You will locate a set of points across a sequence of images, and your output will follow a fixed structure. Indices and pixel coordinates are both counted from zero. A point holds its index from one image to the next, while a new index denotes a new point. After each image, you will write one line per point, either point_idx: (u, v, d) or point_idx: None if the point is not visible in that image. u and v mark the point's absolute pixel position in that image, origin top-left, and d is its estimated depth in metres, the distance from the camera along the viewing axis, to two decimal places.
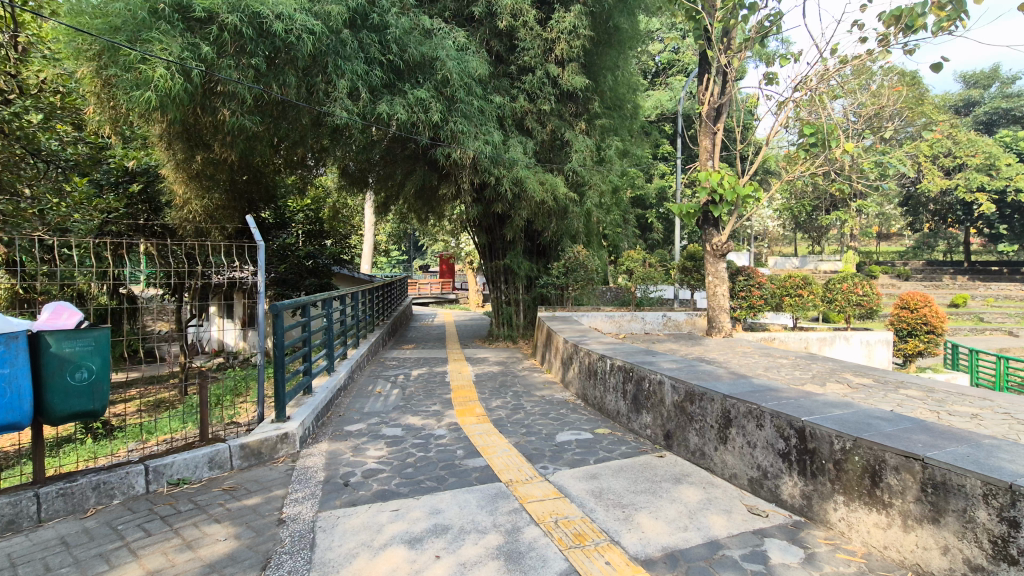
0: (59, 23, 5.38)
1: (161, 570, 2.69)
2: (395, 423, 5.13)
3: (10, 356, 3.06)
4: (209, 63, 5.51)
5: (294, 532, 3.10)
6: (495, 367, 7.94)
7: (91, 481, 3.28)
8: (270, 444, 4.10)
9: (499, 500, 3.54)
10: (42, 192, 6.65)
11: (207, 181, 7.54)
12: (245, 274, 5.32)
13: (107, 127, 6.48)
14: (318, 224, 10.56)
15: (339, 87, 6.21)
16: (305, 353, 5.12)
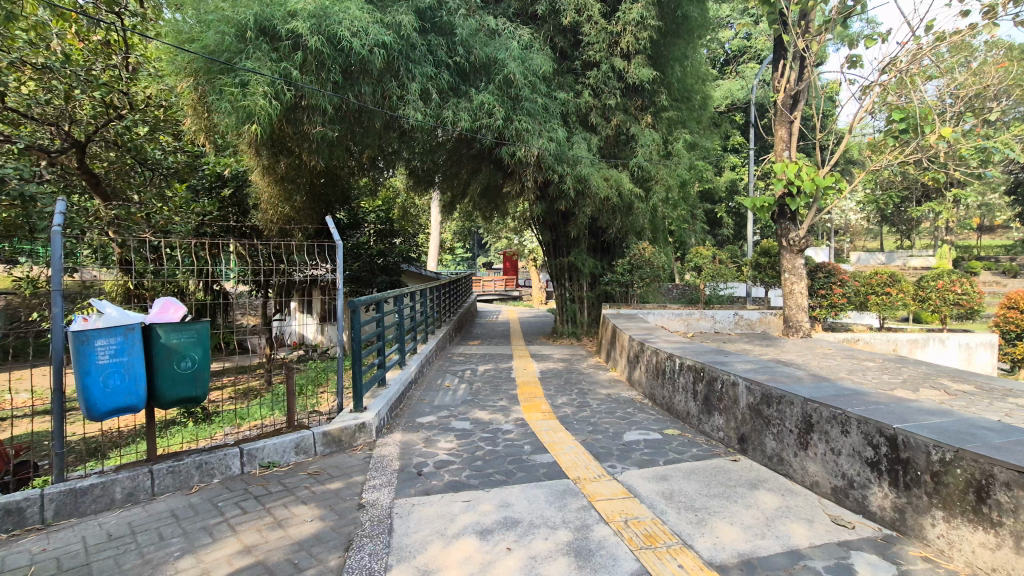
0: (167, 45, 5.83)
1: (257, 545, 2.91)
2: (464, 417, 5.26)
3: (128, 346, 3.42)
4: (292, 80, 5.80)
5: (373, 517, 3.26)
6: (560, 364, 7.94)
7: (195, 461, 3.60)
8: (349, 432, 4.33)
9: (567, 496, 3.55)
10: (147, 198, 7.47)
11: (290, 185, 7.99)
12: (325, 271, 5.62)
13: (204, 136, 6.96)
14: (388, 223, 10.99)
15: (411, 91, 6.45)
16: (380, 347, 5.35)
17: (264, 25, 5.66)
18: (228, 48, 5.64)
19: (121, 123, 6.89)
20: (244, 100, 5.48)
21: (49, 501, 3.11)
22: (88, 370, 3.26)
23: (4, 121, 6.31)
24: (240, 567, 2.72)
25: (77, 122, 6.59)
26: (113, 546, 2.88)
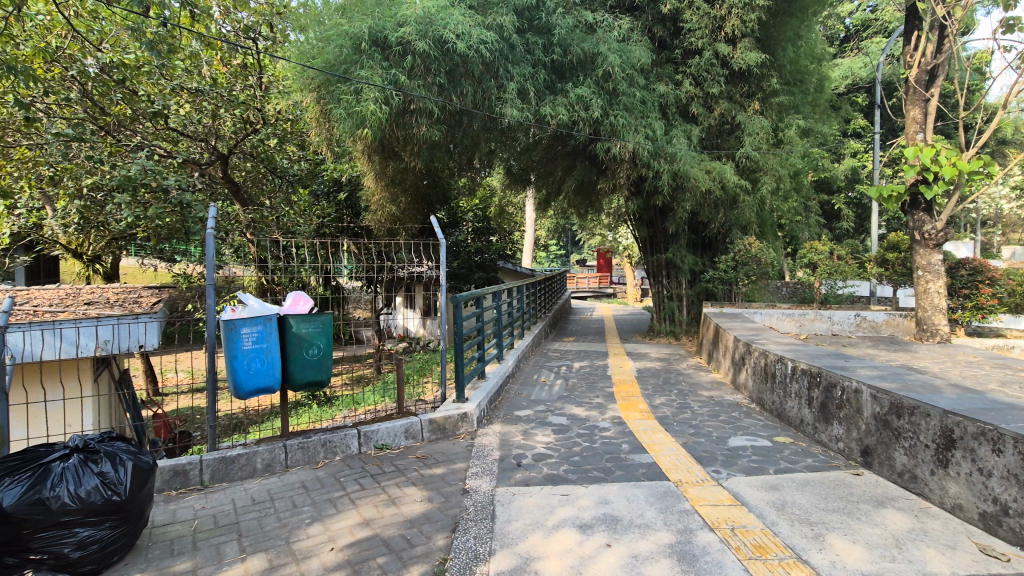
0: (294, 63, 6.45)
1: (374, 519, 3.18)
2: (560, 412, 5.32)
3: (267, 333, 3.87)
4: (401, 86, 6.14)
5: (476, 502, 3.42)
6: (657, 363, 7.72)
7: (321, 439, 3.99)
8: (453, 421, 4.57)
9: (668, 498, 3.48)
10: (277, 203, 8.37)
11: (396, 188, 8.50)
12: (429, 268, 5.94)
13: (325, 146, 7.59)
14: (485, 222, 11.34)
15: (509, 90, 6.61)
16: (480, 341, 5.58)
17: (378, 35, 6.11)
18: (346, 59, 6.11)
19: (256, 137, 7.68)
20: (358, 105, 5.96)
21: (206, 466, 3.61)
22: (236, 354, 3.74)
23: (165, 139, 7.32)
24: (360, 538, 2.98)
25: (221, 137, 7.48)
26: (256, 509, 3.28)
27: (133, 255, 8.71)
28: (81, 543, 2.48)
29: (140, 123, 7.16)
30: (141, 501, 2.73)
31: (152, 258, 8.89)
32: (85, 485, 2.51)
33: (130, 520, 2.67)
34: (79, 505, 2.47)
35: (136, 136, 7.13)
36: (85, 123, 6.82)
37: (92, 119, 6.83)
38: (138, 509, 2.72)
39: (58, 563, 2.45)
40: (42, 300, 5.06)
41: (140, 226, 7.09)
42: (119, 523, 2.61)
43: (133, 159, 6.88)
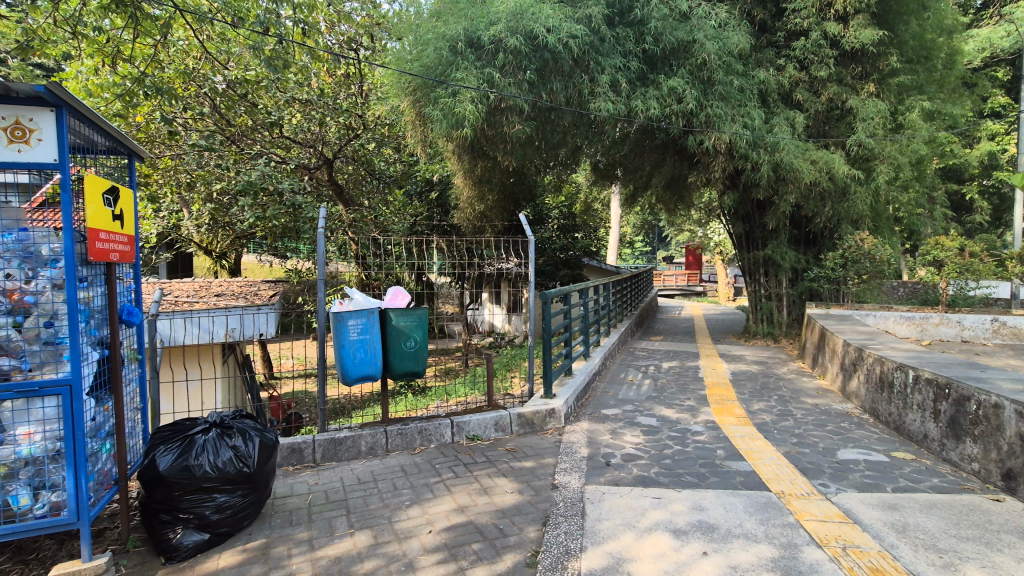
0: (393, 69, 6.82)
1: (468, 506, 3.31)
2: (650, 413, 5.20)
3: (370, 325, 4.13)
4: (494, 84, 6.35)
5: (566, 498, 3.44)
6: (754, 367, 7.30)
7: (417, 426, 4.21)
8: (541, 416, 4.62)
9: (769, 510, 3.29)
10: (375, 203, 8.92)
11: (485, 186, 8.69)
12: (516, 265, 6.04)
13: (420, 148, 7.94)
14: (571, 219, 11.31)
15: (601, 83, 6.56)
16: (567, 338, 5.59)
17: (472, 37, 6.32)
18: (442, 60, 6.40)
19: (358, 141, 8.30)
20: (453, 103, 6.19)
21: (317, 445, 3.93)
22: (343, 343, 4.04)
23: (279, 146, 8.01)
24: (456, 523, 3.11)
25: (327, 143, 8.05)
26: (361, 488, 3.53)
27: (253, 252, 9.67)
28: (218, 507, 2.80)
29: (260, 133, 7.99)
30: (267, 474, 3.02)
31: (268, 255, 9.82)
32: (221, 456, 2.83)
33: (258, 490, 2.97)
34: (216, 473, 2.78)
35: (256, 144, 7.95)
36: (215, 134, 7.67)
37: (221, 131, 7.65)
38: (264, 481, 3.01)
39: (201, 523, 2.77)
40: (182, 292, 5.74)
41: (258, 225, 7.75)
42: (249, 492, 2.90)
43: (254, 165, 7.70)
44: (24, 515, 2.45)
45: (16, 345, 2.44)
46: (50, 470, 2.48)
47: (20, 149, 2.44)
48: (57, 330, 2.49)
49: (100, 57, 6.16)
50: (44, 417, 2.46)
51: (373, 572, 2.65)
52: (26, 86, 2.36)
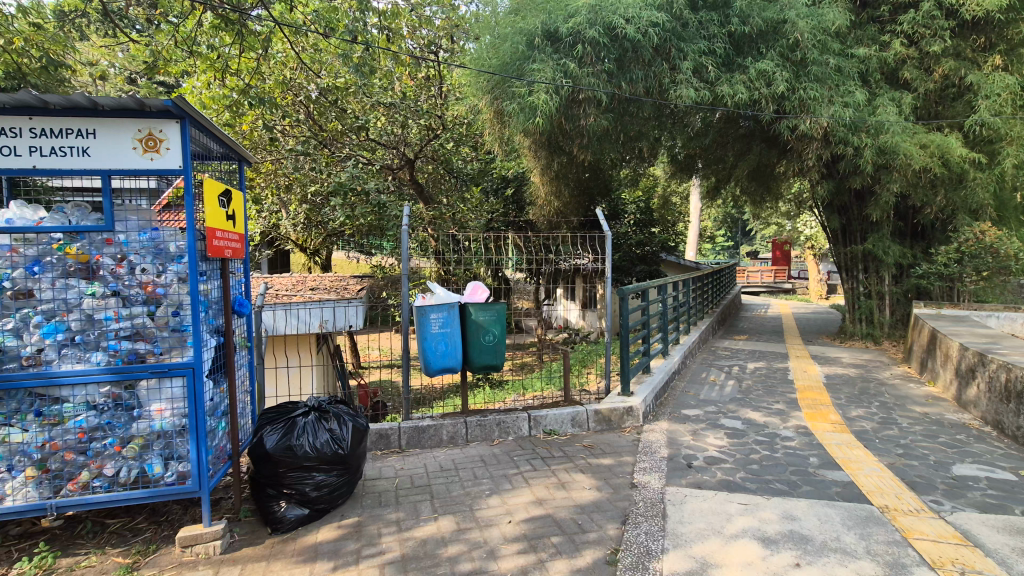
0: (471, 69, 6.98)
1: (546, 499, 3.34)
2: (734, 415, 4.97)
3: (451, 319, 4.26)
4: (572, 75, 6.31)
5: (646, 498, 3.38)
6: (852, 370, 6.75)
7: (496, 419, 4.31)
8: (619, 413, 4.57)
9: (871, 524, 3.04)
10: (453, 201, 9.17)
11: (560, 183, 8.66)
12: (593, 260, 5.98)
13: (497, 145, 8.06)
14: (648, 214, 11.05)
15: (683, 70, 6.36)
16: (645, 335, 5.47)
17: (550, 30, 6.34)
18: (521, 55, 6.47)
19: (437, 141, 8.59)
20: (530, 97, 6.25)
21: (403, 432, 4.12)
22: (426, 336, 4.21)
23: (365, 148, 8.43)
24: (535, 515, 3.15)
25: (409, 144, 8.38)
26: (443, 475, 3.66)
27: (342, 249, 10.30)
28: (316, 485, 3.01)
29: (348, 136, 8.29)
30: (358, 456, 3.22)
31: (355, 252, 10.40)
32: (319, 438, 3.05)
33: (351, 472, 3.17)
34: (316, 453, 3.00)
35: (345, 148, 8.32)
36: (309, 139, 8.24)
37: (314, 136, 8.21)
38: (356, 463, 3.20)
39: (302, 499, 2.99)
40: (282, 286, 6.23)
41: (348, 224, 8.53)
42: (343, 473, 3.11)
43: (343, 167, 8.23)
44: (157, 482, 2.77)
45: (150, 331, 2.75)
46: (177, 443, 2.79)
47: (153, 157, 2.75)
48: (182, 319, 2.79)
49: (213, 72, 6.81)
50: (173, 395, 2.77)
51: (456, 556, 2.75)
52: (158, 101, 2.67)
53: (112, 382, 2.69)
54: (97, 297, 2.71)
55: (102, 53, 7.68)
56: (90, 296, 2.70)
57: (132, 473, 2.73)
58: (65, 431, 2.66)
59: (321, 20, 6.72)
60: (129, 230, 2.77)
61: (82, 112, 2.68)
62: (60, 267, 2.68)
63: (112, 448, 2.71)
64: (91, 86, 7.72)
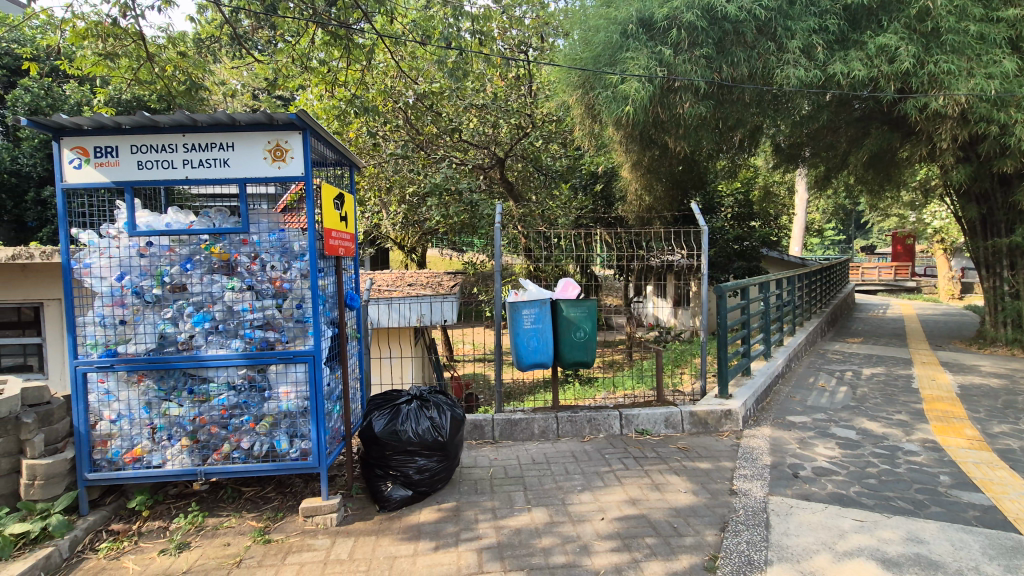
0: (562, 66, 7.03)
1: (639, 500, 3.29)
2: (848, 424, 4.58)
3: (543, 315, 4.33)
4: (667, 62, 6.15)
5: (747, 506, 3.22)
6: (994, 381, 5.93)
7: (587, 415, 4.31)
8: (716, 416, 4.39)
9: (1019, 556, 2.68)
10: (541, 197, 9.26)
11: (653, 177, 8.41)
12: (688, 257, 5.75)
13: (587, 141, 7.99)
14: (747, 207, 10.48)
15: (790, 50, 5.97)
16: (745, 335, 5.17)
17: (644, 18, 6.25)
18: (614, 46, 6.40)
19: (527, 139, 8.79)
20: (621, 87, 6.17)
21: (496, 424, 4.25)
22: (518, 331, 4.30)
23: (458, 150, 8.75)
24: (628, 515, 3.12)
25: (499, 144, 8.63)
26: (536, 468, 3.74)
27: (436, 247, 10.79)
28: (419, 469, 3.21)
29: (443, 139, 8.71)
30: (456, 445, 3.38)
31: (448, 249, 10.81)
32: (421, 425, 3.24)
33: (449, 458, 3.34)
34: (418, 439, 3.20)
35: (440, 149, 8.76)
36: (408, 143, 8.72)
37: (412, 140, 8.70)
38: (454, 451, 3.37)
39: (406, 481, 3.19)
40: (384, 282, 6.64)
41: (443, 223, 8.90)
42: (442, 458, 3.28)
43: (439, 168, 8.65)
44: (284, 456, 3.09)
45: (279, 321, 3.08)
46: (300, 422, 3.10)
47: (279, 165, 3.07)
48: (304, 311, 3.09)
49: (324, 85, 7.43)
50: (297, 379, 3.07)
51: (550, 548, 2.80)
52: (285, 115, 2.97)
53: (248, 366, 3.04)
54: (235, 291, 3.06)
55: (232, 74, 8.63)
56: (230, 289, 3.06)
57: (264, 447, 3.07)
58: (211, 407, 3.04)
59: (419, 28, 7.07)
60: (260, 231, 3.11)
61: (222, 128, 3.05)
62: (206, 264, 3.07)
63: (248, 424, 3.06)
64: (224, 104, 8.79)
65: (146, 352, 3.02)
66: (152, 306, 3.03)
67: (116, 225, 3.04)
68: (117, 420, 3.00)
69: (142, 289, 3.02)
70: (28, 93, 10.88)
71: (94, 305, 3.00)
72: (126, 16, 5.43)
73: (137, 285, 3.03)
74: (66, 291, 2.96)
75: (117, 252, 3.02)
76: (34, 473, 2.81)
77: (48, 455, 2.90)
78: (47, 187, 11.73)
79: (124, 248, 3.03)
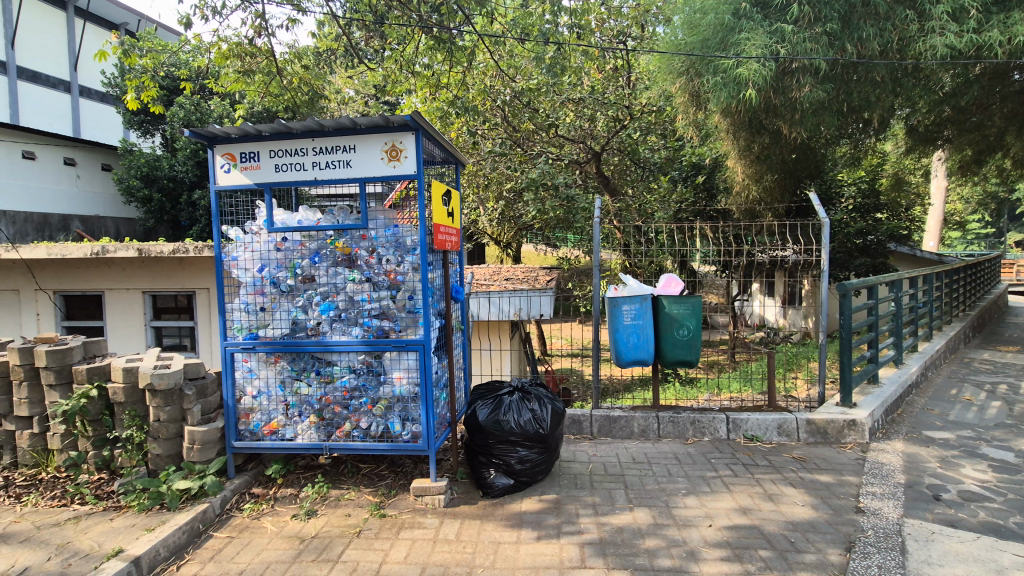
0: (663, 54, 6.80)
1: (751, 509, 3.11)
2: (1003, 445, 3.98)
3: (643, 312, 4.21)
4: (786, 40, 5.69)
5: (877, 527, 2.91)
6: None
7: (690, 417, 4.14)
8: (838, 426, 4.01)
9: None
10: (638, 191, 9.01)
11: (763, 165, 7.62)
12: (803, 252, 5.21)
13: (690, 130, 7.63)
14: (873, 197, 9.47)
15: (936, 15, 5.29)
16: (872, 338, 4.67)
17: None
18: (724, 27, 6.07)
19: (625, 132, 8.61)
20: (735, 71, 5.79)
21: (594, 420, 4.22)
22: (618, 328, 4.22)
23: (555, 145, 8.78)
24: (738, 524, 2.96)
25: (596, 137, 8.52)
26: (636, 468, 3.66)
27: (531, 242, 10.90)
28: (520, 459, 3.27)
29: (539, 135, 8.77)
30: (557, 438, 3.40)
31: (543, 244, 10.86)
32: (523, 416, 3.30)
33: (550, 451, 3.37)
34: (520, 430, 3.25)
35: (537, 145, 8.81)
36: (505, 140, 8.86)
37: (509, 137, 8.81)
38: (555, 444, 3.40)
39: (508, 470, 3.27)
40: (482, 276, 6.85)
41: (538, 219, 8.96)
42: (543, 451, 3.32)
43: (534, 164, 8.70)
44: (397, 438, 3.29)
45: (393, 311, 3.29)
46: (411, 406, 3.28)
47: (395, 165, 3.26)
48: (416, 302, 3.27)
49: (428, 88, 7.76)
50: (408, 366, 3.25)
51: (655, 550, 2.73)
52: (400, 116, 3.14)
53: (366, 352, 3.28)
54: (356, 282, 3.31)
55: (347, 83, 9.31)
56: (352, 281, 3.31)
57: (380, 428, 3.30)
58: (335, 388, 3.32)
59: (517, 26, 7.13)
60: (377, 227, 3.33)
61: (346, 132, 3.30)
62: (331, 257, 3.34)
63: (366, 406, 3.31)
64: (340, 111, 9.50)
65: (281, 336, 3.36)
66: (286, 295, 3.36)
67: (257, 223, 3.40)
68: (258, 396, 3.37)
69: (279, 279, 3.36)
70: (182, 109, 12.56)
71: (239, 294, 3.39)
72: (260, 36, 6.05)
73: (275, 276, 3.36)
74: (218, 281, 3.37)
75: (258, 246, 3.38)
76: (193, 438, 3.23)
77: (204, 423, 3.31)
78: (196, 191, 13.42)
79: (264, 243, 3.38)
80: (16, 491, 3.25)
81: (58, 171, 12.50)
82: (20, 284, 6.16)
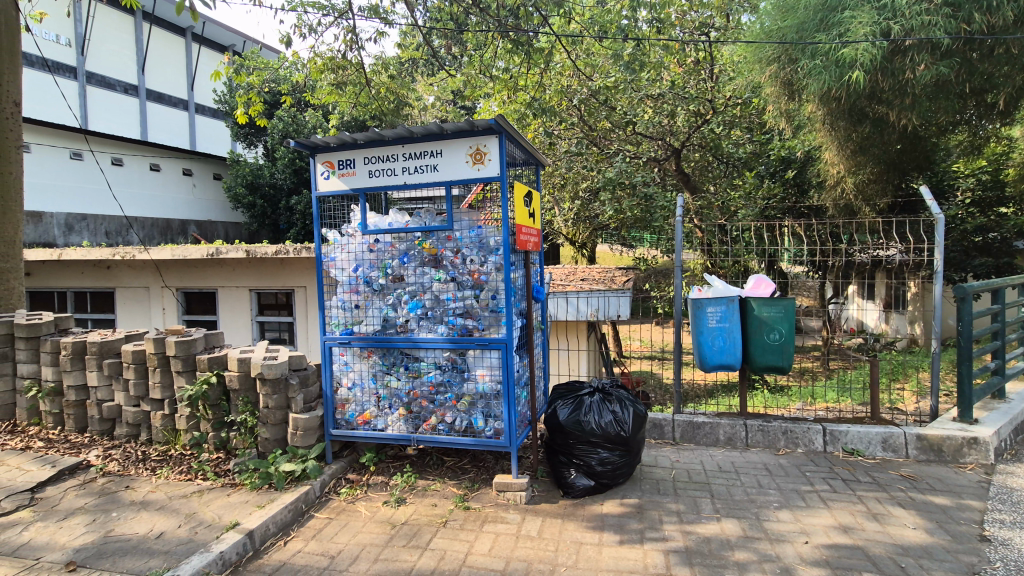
0: (750, 44, 6.48)
1: (853, 529, 2.89)
2: None
3: (730, 314, 4.03)
4: (898, 13, 5.22)
5: (1007, 559, 2.61)
6: None
7: (782, 426, 3.92)
8: (955, 444, 3.64)
9: None
10: (721, 188, 8.63)
11: (864, 157, 7.01)
12: (911, 252, 4.75)
13: (780, 122, 7.21)
14: (996, 189, 8.47)
15: None
16: (998, 348, 4.17)
17: None
18: (824, 8, 5.68)
19: (708, 127, 8.27)
20: (839, 52, 5.42)
21: (677, 425, 4.10)
22: (702, 330, 4.08)
23: (632, 142, 8.59)
24: (839, 543, 2.76)
25: (676, 133, 8.25)
26: (723, 476, 3.52)
27: (605, 242, 10.75)
28: (601, 460, 3.25)
29: (616, 133, 8.62)
30: (639, 441, 3.35)
31: (619, 244, 10.67)
32: (604, 417, 3.28)
33: (631, 454, 3.33)
34: (602, 431, 3.24)
35: (614, 143, 8.64)
36: (581, 139, 8.80)
37: (586, 136, 8.72)
38: (636, 447, 3.35)
39: (589, 471, 3.26)
40: (558, 276, 6.87)
41: (614, 218, 8.81)
42: (625, 453, 3.28)
43: (611, 163, 8.56)
44: (480, 433, 3.40)
45: (476, 310, 3.39)
46: (493, 403, 3.37)
47: (479, 167, 3.36)
48: (498, 301, 3.34)
49: (505, 92, 7.88)
50: (491, 364, 3.34)
51: (746, 563, 2.61)
52: (484, 120, 3.22)
53: (451, 349, 3.40)
54: (442, 281, 3.44)
55: (428, 90, 9.65)
56: (438, 280, 3.45)
57: (463, 423, 3.42)
58: (422, 383, 3.47)
59: (595, 24, 7.04)
60: (462, 228, 3.44)
61: (433, 137, 3.44)
62: (419, 258, 3.49)
63: (450, 401, 3.43)
64: (420, 117, 9.88)
65: (373, 331, 3.56)
66: (378, 294, 3.56)
67: (352, 225, 3.62)
68: (352, 387, 3.59)
69: (371, 279, 3.56)
70: (280, 121, 13.62)
71: (337, 292, 3.63)
72: (351, 49, 6.42)
73: (368, 275, 3.57)
74: (318, 280, 3.63)
75: (353, 247, 3.60)
76: (296, 424, 3.50)
77: (306, 411, 3.58)
78: (292, 197, 14.51)
79: (358, 244, 3.60)
80: (152, 465, 3.69)
81: (176, 181, 13.97)
82: (149, 282, 6.97)
